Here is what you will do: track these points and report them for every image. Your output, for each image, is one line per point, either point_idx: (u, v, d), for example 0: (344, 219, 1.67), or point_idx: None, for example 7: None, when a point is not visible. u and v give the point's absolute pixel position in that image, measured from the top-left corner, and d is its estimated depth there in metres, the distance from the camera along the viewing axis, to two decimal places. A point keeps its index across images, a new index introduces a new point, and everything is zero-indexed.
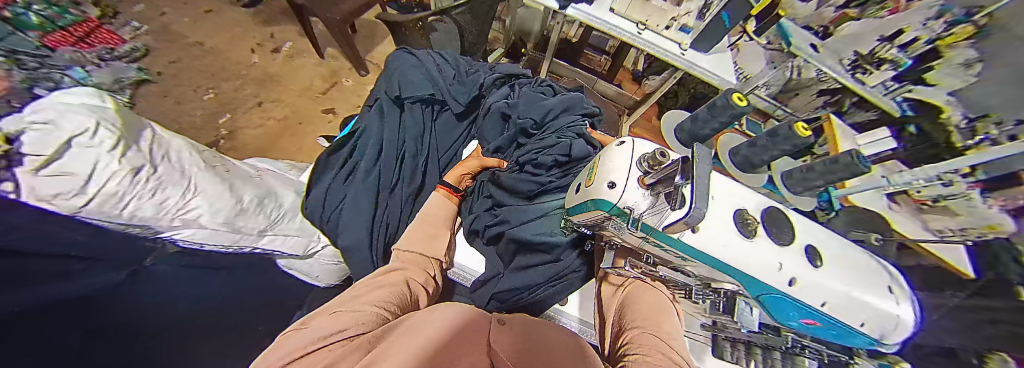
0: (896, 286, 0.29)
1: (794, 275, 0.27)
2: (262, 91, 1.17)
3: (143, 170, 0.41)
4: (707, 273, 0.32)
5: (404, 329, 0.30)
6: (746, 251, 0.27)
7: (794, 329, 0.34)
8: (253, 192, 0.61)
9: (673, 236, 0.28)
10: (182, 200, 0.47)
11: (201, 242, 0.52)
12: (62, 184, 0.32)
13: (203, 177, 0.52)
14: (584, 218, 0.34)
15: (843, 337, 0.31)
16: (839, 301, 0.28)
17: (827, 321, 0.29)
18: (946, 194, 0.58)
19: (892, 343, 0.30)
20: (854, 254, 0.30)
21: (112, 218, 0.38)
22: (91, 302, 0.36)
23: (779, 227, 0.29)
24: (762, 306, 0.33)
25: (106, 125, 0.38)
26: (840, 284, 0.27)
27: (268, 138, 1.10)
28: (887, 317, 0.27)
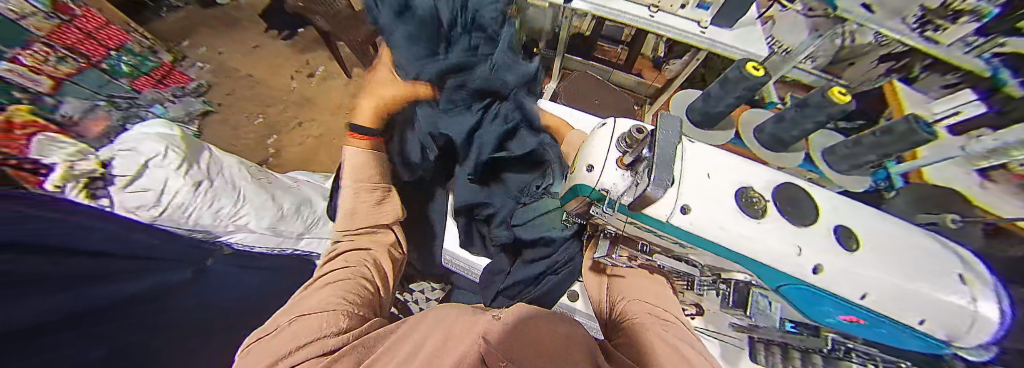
0: (972, 274, 0.23)
1: (820, 261, 0.24)
2: (301, 112, 1.30)
3: (203, 183, 0.54)
4: (715, 260, 0.30)
5: (388, 335, 0.31)
6: (756, 234, 0.25)
7: (833, 328, 0.30)
8: (292, 198, 0.70)
9: (659, 217, 0.27)
10: (235, 208, 0.58)
11: (251, 243, 0.63)
12: (139, 199, 0.46)
13: (250, 187, 0.63)
14: (575, 206, 0.36)
15: (900, 336, 0.26)
16: (883, 293, 0.23)
17: (871, 316, 0.24)
18: None
19: (970, 349, 0.24)
20: (902, 235, 0.25)
21: (181, 224, 0.51)
22: (154, 299, 0.43)
23: (795, 208, 0.25)
24: (788, 299, 0.29)
25: (173, 149, 0.53)
26: (881, 270, 0.23)
27: (308, 154, 1.22)
28: (961, 313, 0.22)
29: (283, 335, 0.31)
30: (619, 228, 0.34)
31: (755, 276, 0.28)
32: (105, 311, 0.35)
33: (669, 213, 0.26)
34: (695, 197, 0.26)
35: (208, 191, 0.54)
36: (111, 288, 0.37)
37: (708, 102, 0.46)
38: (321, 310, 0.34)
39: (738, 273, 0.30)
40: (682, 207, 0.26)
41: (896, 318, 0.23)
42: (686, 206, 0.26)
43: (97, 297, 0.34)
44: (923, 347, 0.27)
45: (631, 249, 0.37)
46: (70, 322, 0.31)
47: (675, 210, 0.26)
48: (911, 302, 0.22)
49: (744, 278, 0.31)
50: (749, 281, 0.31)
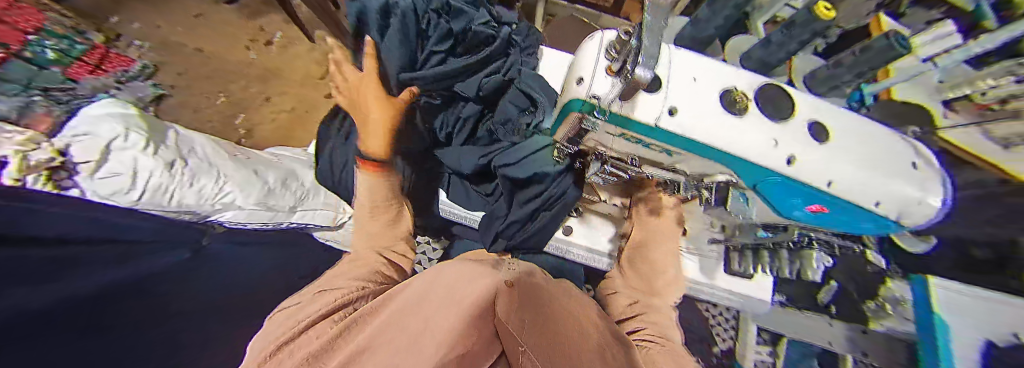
0: (918, 162, 0.29)
1: (793, 152, 0.29)
2: (268, 86, 1.19)
3: (175, 163, 0.52)
4: (698, 164, 0.34)
5: (429, 292, 0.31)
6: (737, 127, 0.29)
7: (802, 223, 0.36)
8: (275, 173, 0.69)
9: (648, 124, 0.29)
10: (216, 186, 0.56)
11: (245, 221, 0.62)
12: (111, 184, 0.44)
13: (228, 165, 0.61)
14: (568, 127, 0.37)
15: (853, 222, 0.32)
16: (846, 179, 0.28)
17: (836, 203, 0.30)
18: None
19: (907, 226, 0.31)
20: (870, 132, 0.30)
21: (164, 206, 0.50)
22: (157, 277, 0.44)
23: (769, 106, 0.30)
24: (763, 196, 0.34)
25: (134, 130, 0.49)
26: (847, 159, 0.28)
27: (284, 130, 1.14)
28: (906, 190, 0.28)
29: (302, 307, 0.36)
30: (610, 148, 0.38)
31: (735, 176, 0.33)
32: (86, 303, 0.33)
33: (659, 115, 0.29)
34: (683, 100, 0.29)
35: (185, 170, 0.53)
36: (108, 271, 0.37)
37: (698, 27, 0.45)
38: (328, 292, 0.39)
39: (719, 174, 0.34)
40: (671, 109, 0.29)
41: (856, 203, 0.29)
42: (672, 108, 0.29)
43: (95, 280, 0.35)
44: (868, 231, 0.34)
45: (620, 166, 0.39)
46: (74, 301, 0.31)
47: (664, 113, 0.29)
48: (873, 185, 0.28)
49: (724, 179, 0.35)
50: (728, 182, 0.36)
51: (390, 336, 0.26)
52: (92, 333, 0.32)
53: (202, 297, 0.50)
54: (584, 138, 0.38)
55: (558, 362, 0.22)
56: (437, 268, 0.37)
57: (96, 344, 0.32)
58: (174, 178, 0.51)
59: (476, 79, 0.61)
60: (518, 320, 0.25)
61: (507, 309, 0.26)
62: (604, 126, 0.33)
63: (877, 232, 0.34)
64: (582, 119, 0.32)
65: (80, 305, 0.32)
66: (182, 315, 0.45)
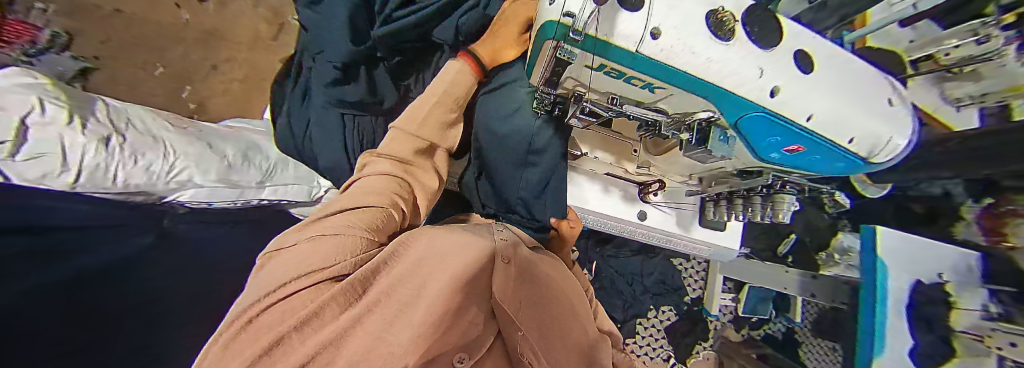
0: (892, 100, 0.36)
1: (778, 85, 0.31)
2: (210, 52, 0.98)
3: (112, 138, 0.44)
4: (682, 100, 0.34)
5: (426, 260, 0.29)
6: (726, 51, 0.29)
7: (781, 165, 0.40)
8: (234, 147, 0.64)
9: (629, 49, 0.27)
10: (167, 163, 0.50)
11: (206, 200, 0.56)
12: (40, 166, 0.35)
13: (177, 139, 0.54)
14: (542, 63, 0.35)
15: (828, 163, 0.38)
16: (824, 113, 0.32)
17: (814, 142, 0.34)
18: (973, 55, 0.59)
19: (871, 163, 0.37)
20: (862, 72, 0.35)
21: (109, 187, 0.42)
22: (126, 264, 0.43)
23: (770, 37, 0.31)
24: (744, 137, 0.36)
25: (48, 100, 0.39)
26: (825, 94, 0.32)
27: (240, 102, 1.00)
28: (883, 128, 0.34)
29: (283, 261, 0.29)
30: (593, 88, 0.37)
31: (717, 111, 0.34)
32: (18, 327, 0.27)
33: (639, 39, 0.27)
34: (667, 20, 0.27)
35: (125, 146, 0.45)
36: (75, 260, 0.37)
37: None
38: (325, 239, 0.31)
39: (701, 111, 0.36)
40: (653, 31, 0.27)
41: (842, 141, 0.34)
42: (656, 31, 0.27)
43: (63, 271, 0.34)
44: (841, 172, 0.40)
45: (599, 106, 0.39)
46: (53, 287, 0.32)
47: (646, 36, 0.27)
48: (857, 123, 0.33)
49: (708, 115, 0.36)
50: (710, 118, 0.37)
51: (402, 290, 0.26)
52: (71, 320, 0.33)
53: (180, 279, 0.51)
54: (562, 77, 0.36)
55: (550, 355, 0.28)
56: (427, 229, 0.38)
57: (77, 332, 0.33)
58: (114, 155, 0.43)
59: (454, 21, 0.62)
60: (518, 304, 0.30)
61: (506, 287, 0.30)
62: (589, 58, 0.30)
63: (841, 173, 0.40)
64: (557, 48, 0.30)
65: (57, 294, 0.32)
66: (162, 299, 0.46)
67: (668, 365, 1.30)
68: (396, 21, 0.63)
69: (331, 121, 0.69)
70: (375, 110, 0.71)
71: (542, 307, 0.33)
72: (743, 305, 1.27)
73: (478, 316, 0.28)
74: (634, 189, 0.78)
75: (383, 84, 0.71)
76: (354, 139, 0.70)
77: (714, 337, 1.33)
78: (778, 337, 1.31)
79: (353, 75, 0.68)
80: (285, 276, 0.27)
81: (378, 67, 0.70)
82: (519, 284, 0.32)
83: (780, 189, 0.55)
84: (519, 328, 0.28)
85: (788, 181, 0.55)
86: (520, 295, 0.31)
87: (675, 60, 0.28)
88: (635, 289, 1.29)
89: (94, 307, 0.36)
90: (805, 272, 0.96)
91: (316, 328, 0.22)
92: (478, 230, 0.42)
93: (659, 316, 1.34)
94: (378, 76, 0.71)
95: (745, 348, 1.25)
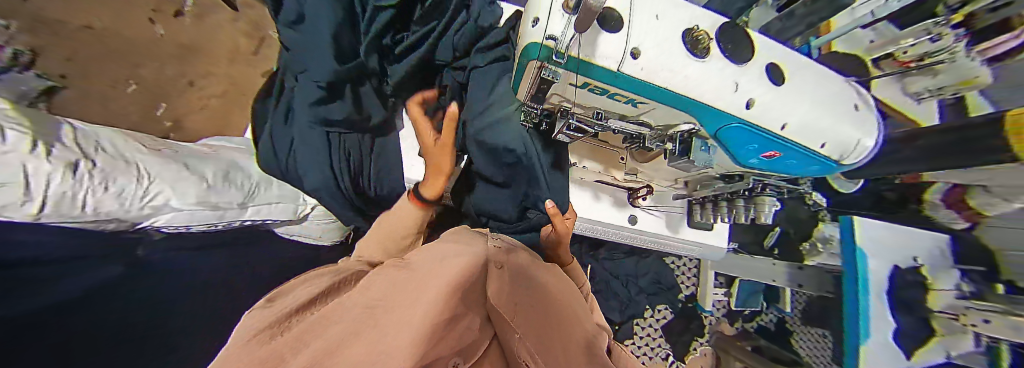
0: (858, 105, 0.38)
1: (753, 98, 0.32)
2: (187, 67, 0.94)
3: (80, 163, 0.40)
4: (665, 114, 0.36)
5: (419, 280, 0.28)
6: (702, 66, 0.30)
7: (760, 169, 0.42)
8: (212, 167, 0.61)
9: (610, 68, 0.28)
10: (141, 187, 0.47)
11: (184, 224, 0.55)
12: (4, 199, 0.31)
13: (150, 161, 0.51)
14: (528, 81, 0.35)
15: (804, 167, 0.40)
16: (796, 123, 0.34)
17: (789, 148, 0.36)
18: (929, 52, 0.65)
19: (843, 164, 0.39)
20: (829, 79, 0.38)
21: (72, 216, 0.39)
22: (82, 302, 0.40)
23: (744, 51, 0.33)
24: (724, 145, 0.37)
25: (8, 125, 0.34)
26: (796, 102, 0.34)
27: (219, 119, 0.97)
28: (855, 131, 0.36)
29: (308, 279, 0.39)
30: (578, 104, 0.38)
31: (699, 124, 0.35)
32: None
33: (619, 60, 0.28)
34: (645, 40, 0.28)
35: (95, 172, 0.42)
36: (53, 290, 0.37)
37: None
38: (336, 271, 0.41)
39: (683, 123, 0.38)
40: (633, 51, 0.28)
41: (813, 145, 0.36)
42: (636, 51, 0.28)
43: (39, 303, 0.34)
44: (818, 174, 0.42)
45: (584, 123, 0.40)
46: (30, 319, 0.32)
47: (627, 57, 0.28)
48: (829, 127, 0.35)
49: (687, 128, 0.38)
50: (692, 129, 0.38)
51: (395, 303, 0.26)
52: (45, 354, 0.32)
53: (156, 307, 0.50)
54: (548, 95, 0.37)
55: (552, 357, 0.26)
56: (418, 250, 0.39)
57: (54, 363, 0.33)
58: (81, 182, 0.39)
59: (450, 40, 0.62)
60: (513, 309, 0.29)
61: (499, 291, 0.29)
62: (571, 78, 0.31)
63: (819, 174, 0.42)
64: (542, 68, 0.30)
65: (31, 327, 0.32)
66: (135, 329, 0.45)
67: (665, 364, 1.32)
68: (404, 59, 0.66)
69: (314, 137, 0.66)
70: (363, 126, 0.72)
71: (542, 309, 0.33)
72: (734, 299, 1.29)
73: (473, 324, 0.26)
74: (623, 194, 0.80)
75: (369, 100, 0.71)
76: (342, 156, 0.70)
77: (709, 333, 1.36)
78: (771, 328, 1.34)
79: (338, 91, 0.66)
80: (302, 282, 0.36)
81: (364, 83, 0.70)
82: (513, 289, 0.32)
83: (760, 191, 0.58)
84: (517, 330, 0.26)
85: (768, 184, 0.58)
86: (515, 300, 0.31)
87: (656, 77, 0.29)
88: (629, 290, 1.30)
89: (69, 338, 0.36)
90: (792, 263, 1.00)
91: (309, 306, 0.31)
92: (468, 242, 0.41)
93: (654, 316, 1.35)
94: (364, 92, 0.70)
95: (739, 341, 1.29)
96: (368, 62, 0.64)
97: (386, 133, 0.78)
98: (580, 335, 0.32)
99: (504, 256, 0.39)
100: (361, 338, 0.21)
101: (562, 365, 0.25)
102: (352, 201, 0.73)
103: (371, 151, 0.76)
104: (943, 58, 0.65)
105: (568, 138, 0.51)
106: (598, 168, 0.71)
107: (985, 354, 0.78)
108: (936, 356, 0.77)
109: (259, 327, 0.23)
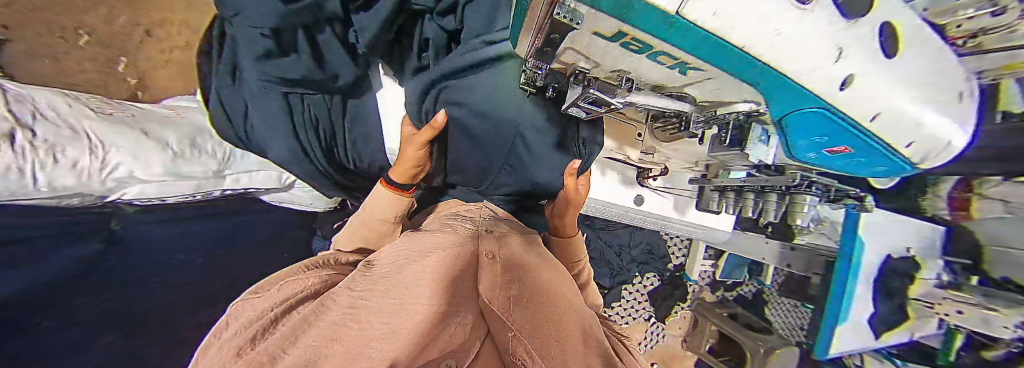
0: (961, 95, 0.33)
1: (856, 73, 0.26)
2: (140, 14, 0.84)
3: (18, 133, 0.35)
4: (719, 85, 0.31)
5: (411, 289, 0.26)
6: (805, 27, 0.21)
7: (817, 158, 0.39)
8: (177, 133, 0.56)
9: (664, 12, 0.19)
10: (97, 159, 0.43)
11: (158, 196, 0.52)
12: None
13: (102, 128, 0.46)
14: (535, 11, 0.27)
15: (871, 165, 0.38)
16: (888, 112, 0.29)
17: (864, 142, 0.32)
18: (987, 28, 0.45)
19: (913, 166, 0.36)
20: (942, 57, 0.31)
21: (26, 191, 0.35)
22: (28, 301, 0.36)
23: (861, 2, 0.23)
24: (784, 130, 0.33)
25: None
26: (905, 86, 0.28)
27: (191, 74, 0.89)
28: (948, 126, 0.32)
29: (260, 295, 0.32)
30: (594, 64, 0.33)
31: (765, 104, 0.31)
32: None
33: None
34: None
35: (39, 142, 0.37)
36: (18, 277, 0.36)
37: None
38: (295, 280, 0.35)
39: (741, 102, 0.34)
40: None
41: (891, 140, 0.32)
42: None
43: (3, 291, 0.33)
44: (881, 173, 0.40)
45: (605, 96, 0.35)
46: None
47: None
48: (911, 119, 0.30)
49: (748, 105, 0.35)
50: (751, 103, 0.34)
51: (376, 306, 0.24)
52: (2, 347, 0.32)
53: (120, 290, 0.47)
54: (560, 50, 0.31)
55: (547, 344, 0.24)
56: (406, 249, 0.38)
57: (19, 352, 0.33)
58: (25, 156, 0.35)
59: None
60: (507, 302, 0.27)
61: (490, 288, 0.29)
62: (601, 19, 0.23)
63: (871, 173, 0.41)
64: (555, 5, 0.22)
65: None
66: (94, 314, 0.43)
67: (647, 323, 1.44)
68: (374, 7, 0.54)
69: (269, 104, 0.59)
70: (330, 87, 0.64)
71: (547, 305, 0.32)
72: (720, 270, 1.33)
73: (466, 318, 0.24)
74: (633, 172, 0.75)
75: (334, 54, 0.59)
76: (309, 127, 0.64)
77: (692, 299, 1.44)
78: (748, 297, 1.42)
79: (288, 44, 0.54)
80: (251, 305, 0.30)
81: (324, 30, 0.55)
82: (505, 282, 0.31)
83: (803, 189, 0.57)
84: (509, 327, 0.23)
85: (813, 182, 0.56)
86: (507, 293, 0.29)
87: (727, 33, 0.20)
88: (621, 259, 1.32)
89: (20, 342, 0.33)
90: (784, 243, 0.99)
91: (284, 318, 0.26)
92: (461, 244, 0.39)
93: (643, 283, 1.41)
94: (324, 40, 0.57)
95: (719, 308, 1.37)
96: (325, 4, 0.50)
97: (361, 94, 0.70)
98: (585, 327, 0.32)
99: (503, 249, 0.41)
100: (337, 342, 0.19)
101: (558, 353, 0.22)
102: (328, 175, 0.72)
103: (343, 115, 0.70)
104: (1000, 35, 0.46)
105: (582, 112, 0.46)
106: (613, 145, 0.69)
107: (942, 336, 0.85)
108: (901, 337, 0.81)
109: (243, 337, 0.22)
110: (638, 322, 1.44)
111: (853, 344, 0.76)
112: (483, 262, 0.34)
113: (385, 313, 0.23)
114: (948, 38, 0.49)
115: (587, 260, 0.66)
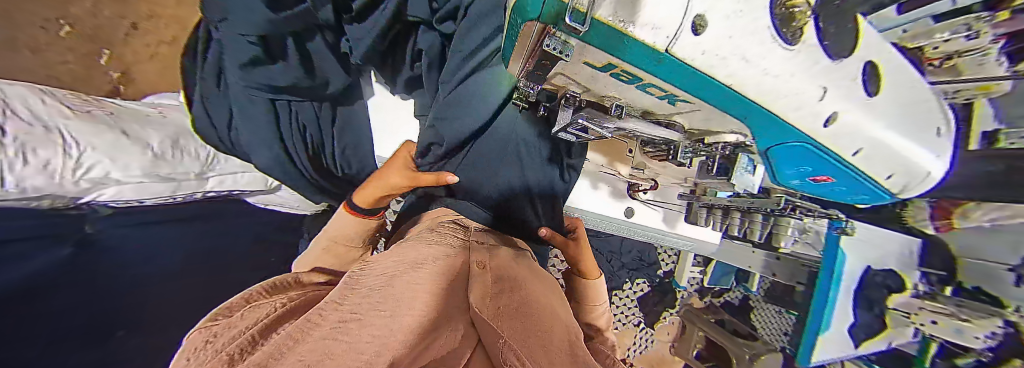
0: (940, 129, 0.35)
1: (837, 111, 0.27)
2: (124, 6, 0.83)
3: None
4: (702, 117, 0.32)
5: (403, 300, 0.24)
6: (783, 64, 0.22)
7: (802, 187, 0.40)
8: (158, 133, 0.57)
9: (656, 50, 0.20)
10: (71, 158, 0.43)
11: (135, 197, 0.53)
12: None
13: (79, 128, 0.46)
14: (526, 43, 0.26)
15: (852, 193, 0.39)
16: (868, 145, 0.31)
17: (843, 174, 0.34)
18: (962, 50, 0.47)
19: (893, 195, 0.38)
20: (921, 101, 0.33)
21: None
22: (24, 293, 0.36)
23: (846, 49, 0.26)
24: (773, 160, 0.34)
25: None
26: (879, 120, 0.30)
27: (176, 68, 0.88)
28: (926, 160, 0.34)
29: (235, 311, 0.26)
30: (584, 88, 0.33)
31: (751, 137, 0.33)
32: None
33: (674, 34, 0.19)
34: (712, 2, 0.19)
35: (10, 140, 0.37)
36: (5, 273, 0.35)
37: None
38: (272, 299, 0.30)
39: (730, 134, 0.35)
40: (695, 23, 0.19)
41: (871, 171, 0.34)
42: (700, 23, 0.19)
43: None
44: (864, 200, 0.41)
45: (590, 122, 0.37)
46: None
47: (686, 31, 0.19)
48: (886, 153, 0.32)
49: (735, 138, 0.36)
50: (740, 137, 0.35)
51: (373, 318, 0.21)
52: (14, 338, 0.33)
53: (108, 285, 0.47)
54: (551, 74, 0.32)
55: (536, 349, 0.22)
56: (396, 261, 0.38)
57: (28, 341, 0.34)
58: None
59: None
60: (495, 311, 0.27)
61: (480, 299, 0.28)
62: (592, 53, 0.23)
63: (849, 201, 0.42)
64: (545, 33, 0.22)
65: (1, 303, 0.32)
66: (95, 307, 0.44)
67: (637, 329, 1.46)
68: (366, 21, 0.54)
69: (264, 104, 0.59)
70: (320, 95, 0.65)
71: (538, 316, 0.32)
72: (709, 278, 1.34)
73: (455, 328, 0.23)
74: (623, 185, 0.77)
75: (325, 62, 0.62)
76: (296, 135, 0.64)
77: (680, 305, 1.45)
78: (735, 304, 1.42)
79: (277, 52, 0.56)
80: (229, 318, 0.24)
81: (314, 36, 0.59)
82: (497, 291, 0.31)
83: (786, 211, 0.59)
84: (500, 335, 0.21)
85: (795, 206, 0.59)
86: (498, 302, 0.29)
87: (715, 69, 0.21)
88: (613, 265, 1.32)
89: (28, 333, 0.34)
90: (770, 253, 0.99)
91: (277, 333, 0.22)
92: (455, 255, 0.38)
93: (633, 289, 1.42)
94: (314, 49, 0.60)
95: (707, 314, 1.39)
96: (318, 13, 0.52)
97: (351, 102, 0.71)
98: (573, 337, 0.32)
99: (494, 260, 0.41)
100: (331, 356, 0.13)
101: (545, 356, 0.21)
102: (310, 178, 0.69)
103: (333, 121, 0.70)
104: (973, 58, 0.48)
105: (575, 137, 0.52)
106: (603, 161, 0.74)
107: (918, 343, 0.85)
108: (880, 345, 0.83)
109: (233, 342, 0.17)
110: (627, 328, 1.45)
111: (833, 353, 0.78)
112: (472, 271, 0.35)
113: (376, 325, 0.20)
114: (924, 59, 0.49)
115: (606, 305, 0.61)
